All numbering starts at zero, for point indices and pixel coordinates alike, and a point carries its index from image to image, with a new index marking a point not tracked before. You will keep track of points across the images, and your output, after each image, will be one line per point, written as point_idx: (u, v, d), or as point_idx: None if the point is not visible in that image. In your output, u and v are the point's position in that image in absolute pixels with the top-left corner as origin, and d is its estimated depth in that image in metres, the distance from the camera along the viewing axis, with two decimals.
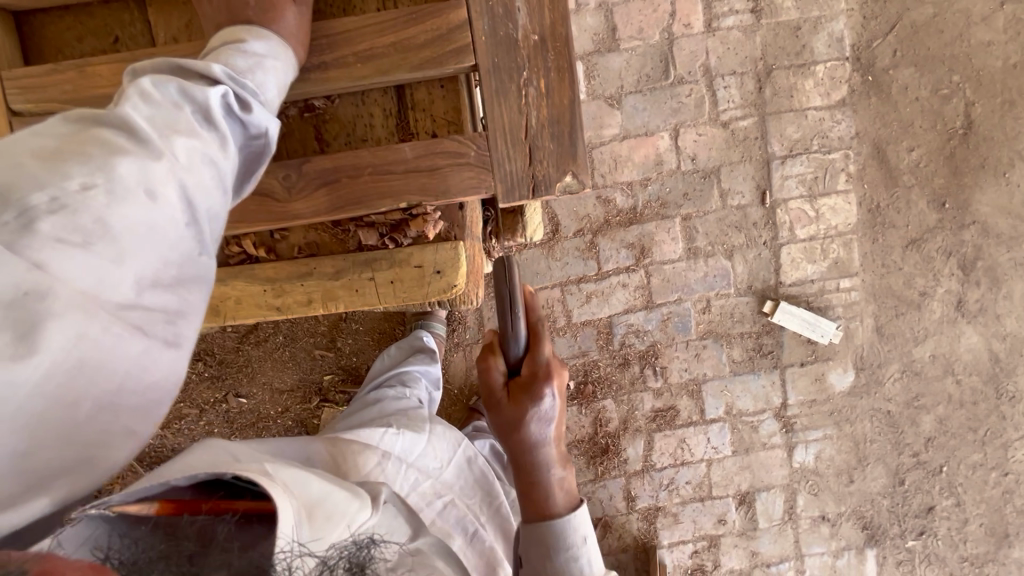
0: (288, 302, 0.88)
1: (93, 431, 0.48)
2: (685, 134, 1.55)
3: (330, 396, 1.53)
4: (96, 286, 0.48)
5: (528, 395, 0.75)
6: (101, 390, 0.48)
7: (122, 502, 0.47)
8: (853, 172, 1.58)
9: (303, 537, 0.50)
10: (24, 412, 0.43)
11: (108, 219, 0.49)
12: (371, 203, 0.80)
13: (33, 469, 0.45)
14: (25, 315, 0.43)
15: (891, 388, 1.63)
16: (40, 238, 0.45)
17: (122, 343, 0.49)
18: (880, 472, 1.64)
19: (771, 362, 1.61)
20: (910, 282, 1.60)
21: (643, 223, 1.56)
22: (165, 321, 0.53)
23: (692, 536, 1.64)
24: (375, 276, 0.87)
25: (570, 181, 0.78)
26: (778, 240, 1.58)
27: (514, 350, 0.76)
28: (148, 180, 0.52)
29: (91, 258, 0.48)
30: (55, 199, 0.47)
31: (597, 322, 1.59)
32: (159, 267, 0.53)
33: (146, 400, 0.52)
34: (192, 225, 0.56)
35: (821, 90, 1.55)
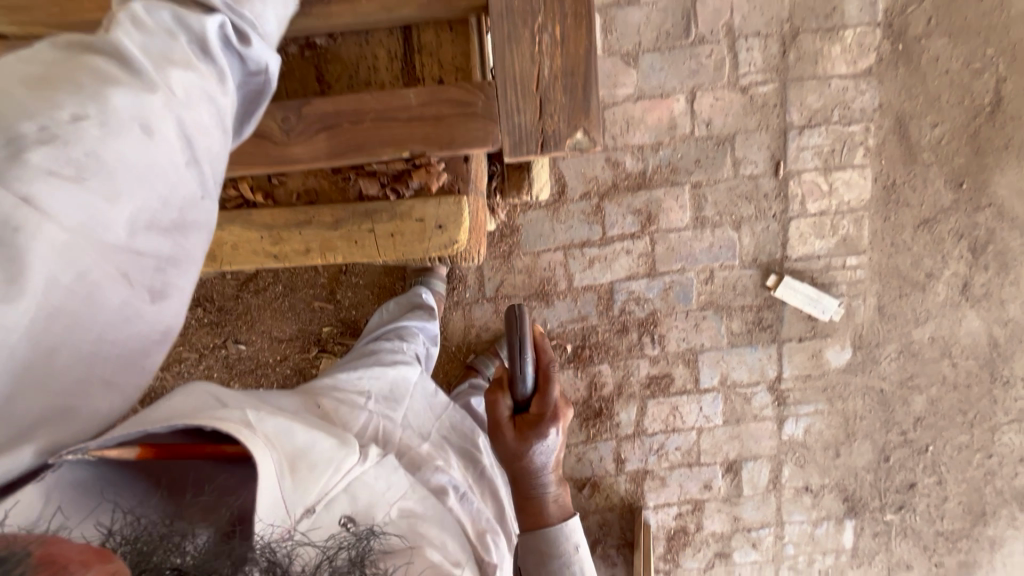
0: (286, 251, 0.87)
1: (70, 381, 0.47)
2: (701, 97, 1.49)
3: (328, 347, 1.53)
4: (86, 223, 0.46)
5: (534, 432, 0.86)
6: (82, 337, 0.47)
7: (102, 448, 0.49)
8: (872, 147, 1.52)
9: (286, 490, 0.56)
10: (12, 353, 0.43)
11: (102, 154, 0.47)
12: (374, 150, 0.77)
13: (15, 415, 0.44)
14: (10, 252, 0.42)
15: (886, 368, 1.63)
16: (29, 169, 0.43)
17: (103, 291, 0.47)
18: (867, 448, 1.67)
19: (769, 336, 1.61)
20: (917, 263, 1.58)
21: (652, 189, 1.53)
22: (153, 268, 0.51)
23: (677, 499, 1.69)
24: (375, 227, 0.85)
25: (581, 138, 0.75)
26: (788, 214, 1.54)
27: (522, 389, 0.87)
28: (144, 115, 0.50)
29: (82, 195, 0.46)
30: (46, 130, 0.45)
31: (598, 288, 1.58)
32: (157, 207, 0.51)
33: (133, 349, 0.51)
34: (192, 167, 0.54)
35: (847, 58, 1.49)
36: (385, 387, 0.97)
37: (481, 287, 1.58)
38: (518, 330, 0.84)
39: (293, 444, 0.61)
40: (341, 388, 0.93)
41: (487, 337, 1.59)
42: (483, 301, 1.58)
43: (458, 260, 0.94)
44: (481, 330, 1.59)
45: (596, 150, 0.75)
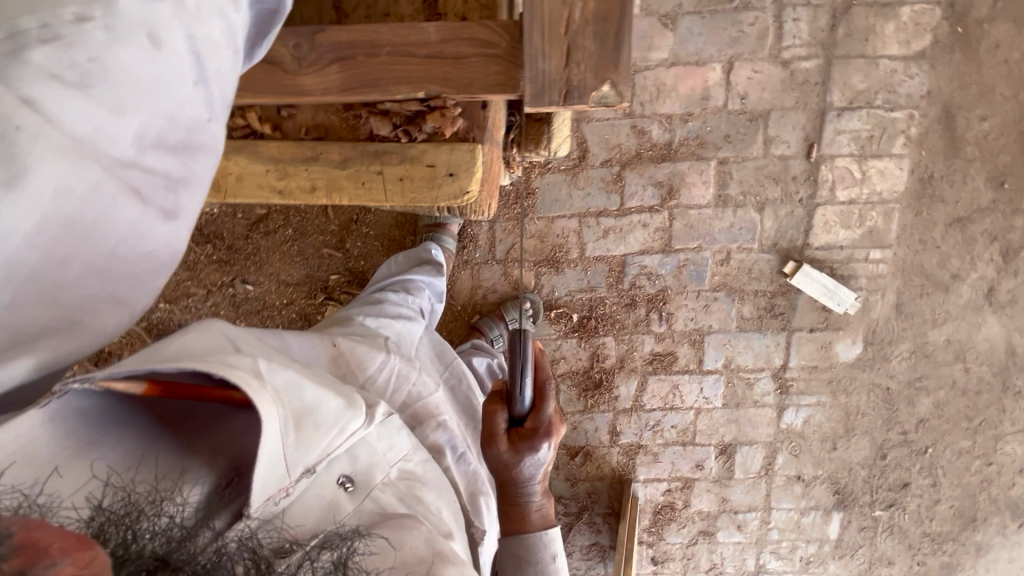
0: (291, 187, 0.84)
1: (76, 298, 0.44)
2: (739, 68, 1.42)
3: (334, 295, 1.54)
4: (93, 134, 0.42)
5: (528, 447, 0.77)
6: (91, 253, 0.44)
7: (108, 379, 0.47)
8: (914, 136, 1.45)
9: (287, 449, 0.53)
10: (17, 266, 0.40)
11: (109, 61, 0.42)
12: (386, 88, 0.74)
13: (17, 329, 0.41)
14: (8, 158, 0.37)
15: (895, 366, 1.60)
16: (30, 70, 0.38)
17: (114, 208, 0.44)
18: (864, 444, 1.66)
19: (780, 324, 1.58)
20: (944, 262, 1.52)
21: (676, 161, 1.47)
22: (165, 188, 0.48)
23: (667, 475, 1.70)
24: (383, 170, 0.82)
25: (607, 92, 0.69)
26: (815, 199, 1.49)
27: (519, 403, 0.78)
28: (152, 22, 0.44)
29: (85, 104, 0.41)
30: (47, 27, 0.39)
31: (610, 259, 1.55)
32: (167, 124, 0.46)
33: (141, 270, 0.48)
34: (201, 86, 0.49)
35: (901, 37, 1.39)
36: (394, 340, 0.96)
37: (491, 248, 1.56)
38: (518, 349, 0.74)
39: (303, 399, 0.57)
40: (352, 333, 0.93)
41: (493, 299, 1.58)
42: (492, 263, 1.56)
43: (467, 212, 0.92)
44: (488, 292, 1.57)
45: (622, 106, 0.70)
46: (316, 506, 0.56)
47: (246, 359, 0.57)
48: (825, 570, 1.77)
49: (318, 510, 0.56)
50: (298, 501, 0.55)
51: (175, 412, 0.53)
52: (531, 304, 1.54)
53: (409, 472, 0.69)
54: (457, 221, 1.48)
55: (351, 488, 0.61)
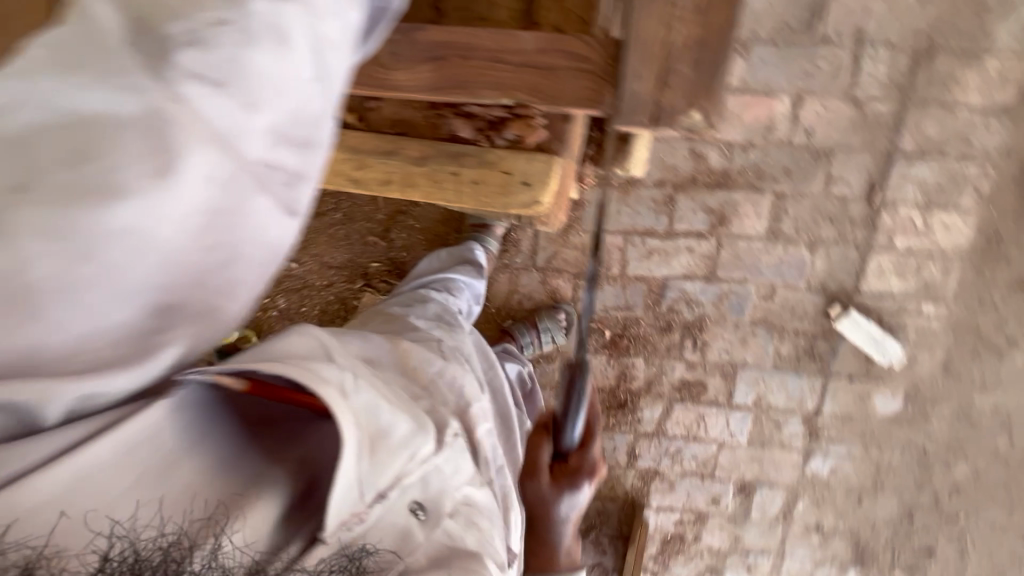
0: (368, 177, 0.87)
1: (211, 268, 0.52)
2: (808, 103, 1.38)
3: (373, 282, 1.56)
4: (231, 130, 0.50)
5: (570, 484, 0.81)
6: (226, 233, 0.52)
7: (216, 374, 0.56)
8: (985, 192, 1.39)
9: (363, 472, 0.56)
10: (170, 243, 0.49)
11: (243, 63, 0.49)
12: (476, 92, 0.75)
13: (169, 301, 0.51)
14: (166, 147, 0.47)
15: (935, 427, 1.54)
16: (177, 70, 0.46)
17: (244, 197, 0.52)
18: (891, 502, 1.60)
19: (818, 368, 1.53)
20: (1000, 326, 1.46)
21: (731, 190, 1.45)
22: (286, 184, 0.55)
23: (681, 505, 1.67)
24: (459, 171, 0.83)
25: (696, 119, 0.70)
26: (871, 245, 1.44)
27: (567, 442, 0.80)
28: (279, 24, 0.50)
29: (226, 103, 0.48)
30: (192, 32, 0.47)
31: (650, 281, 1.53)
32: (293, 124, 0.53)
33: (261, 252, 0.55)
34: (320, 83, 0.55)
35: (984, 88, 1.34)
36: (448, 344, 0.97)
37: (532, 255, 1.55)
38: (574, 391, 0.74)
39: (378, 421, 0.59)
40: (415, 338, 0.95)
41: (528, 306, 1.57)
42: (532, 270, 1.56)
43: (535, 223, 0.91)
44: (524, 298, 1.57)
45: (709, 132, 0.71)
46: (391, 532, 0.58)
47: (333, 374, 0.59)
48: None
49: (393, 532, 0.58)
50: (374, 525, 0.57)
51: (268, 416, 0.61)
52: (565, 314, 1.55)
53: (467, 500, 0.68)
54: (503, 223, 1.47)
55: (423, 516, 0.61)
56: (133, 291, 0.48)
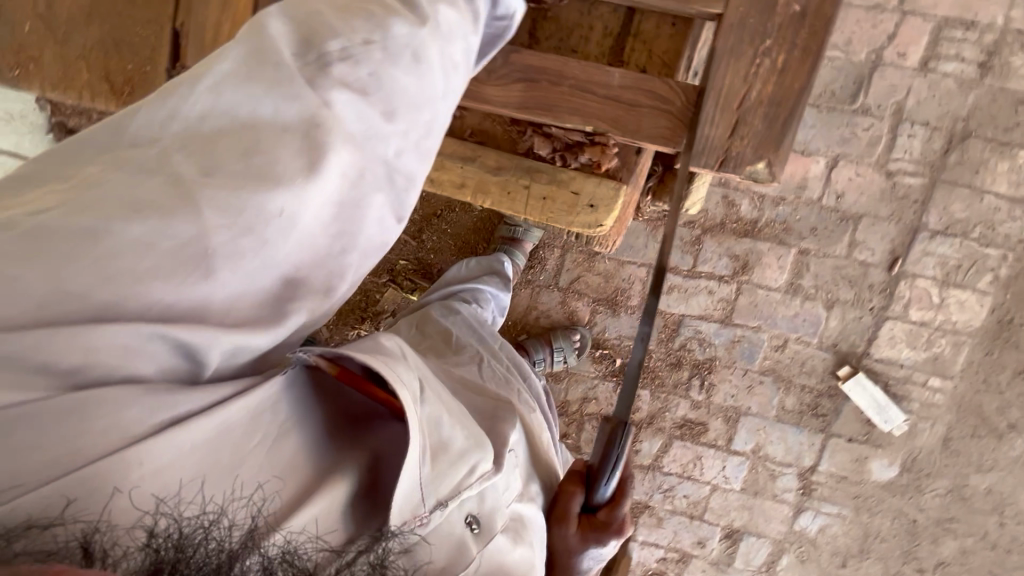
0: (442, 179, 0.91)
1: (334, 251, 0.57)
2: (842, 168, 1.44)
3: (398, 279, 1.59)
4: (368, 132, 0.57)
5: (597, 539, 0.75)
6: (353, 219, 0.57)
7: (317, 356, 0.56)
8: (1003, 277, 1.43)
9: (424, 477, 0.56)
10: (308, 223, 0.54)
11: (382, 77, 0.57)
12: (560, 116, 0.80)
13: (298, 275, 0.55)
14: (317, 141, 0.54)
15: (927, 500, 1.55)
16: (330, 80, 0.55)
17: (372, 190, 0.58)
18: (875, 570, 1.60)
19: (819, 425, 1.55)
20: (1003, 409, 1.48)
21: (757, 240, 1.49)
22: (405, 183, 0.61)
23: (666, 543, 1.68)
24: (530, 185, 0.87)
25: (760, 169, 0.74)
26: (886, 312, 1.48)
27: (600, 492, 0.75)
28: (415, 45, 0.60)
29: (367, 108, 0.57)
30: (346, 50, 0.56)
31: (667, 316, 1.57)
32: (417, 133, 0.61)
33: (374, 243, 0.61)
34: (443, 99, 0.63)
35: (1012, 178, 1.39)
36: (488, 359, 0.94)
37: (556, 275, 1.59)
38: (617, 444, 0.70)
39: (440, 432, 0.60)
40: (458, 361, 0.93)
41: (545, 324, 1.61)
42: (554, 289, 1.60)
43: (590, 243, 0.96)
44: (542, 315, 1.61)
45: (771, 183, 0.75)
46: (448, 541, 0.58)
47: (408, 374, 0.60)
48: None
49: (448, 544, 0.58)
50: (432, 531, 0.57)
51: (352, 410, 0.62)
52: (579, 337, 1.57)
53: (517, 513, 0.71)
54: (532, 240, 1.51)
55: (477, 530, 0.62)
56: (274, 263, 0.53)
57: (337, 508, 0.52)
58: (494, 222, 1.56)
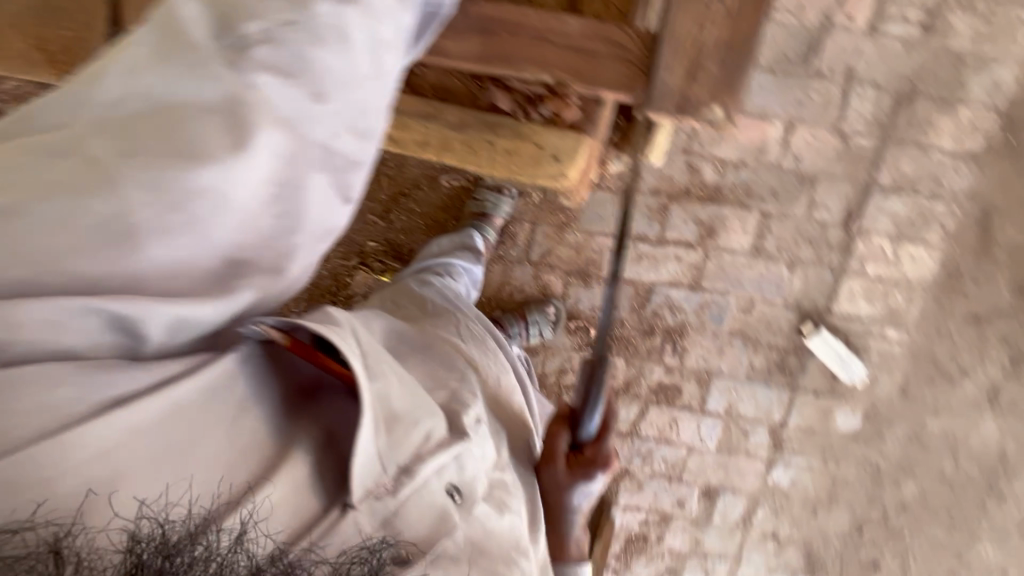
0: (407, 138, 0.91)
1: (270, 225, 0.63)
2: (799, 131, 1.48)
3: (368, 262, 1.57)
4: (295, 115, 0.63)
5: (585, 473, 0.80)
6: (290, 196, 0.63)
7: (268, 326, 0.62)
8: (950, 229, 1.50)
9: (381, 450, 0.60)
10: (243, 195, 0.60)
11: (308, 58, 0.63)
12: (520, 68, 0.80)
13: (238, 244, 0.61)
14: (243, 121, 0.59)
15: (889, 446, 1.63)
16: (252, 62, 0.61)
17: (305, 167, 0.64)
18: (844, 515, 1.69)
19: (787, 381, 1.61)
20: (954, 355, 1.56)
21: (721, 205, 1.53)
22: (340, 161, 0.67)
23: (647, 506, 1.72)
24: (494, 140, 0.88)
25: (716, 113, 0.76)
26: (844, 269, 1.54)
27: (585, 430, 0.80)
28: (339, 27, 0.64)
29: (298, 92, 0.62)
30: (268, 34, 0.62)
31: (638, 284, 1.59)
32: (351, 115, 0.67)
33: (323, 220, 0.67)
34: (373, 81, 0.68)
35: (956, 134, 1.46)
36: (466, 322, 0.95)
37: (527, 250, 1.60)
38: (597, 382, 0.74)
39: (390, 406, 0.62)
40: (433, 327, 0.91)
41: (519, 299, 1.62)
42: (525, 264, 1.60)
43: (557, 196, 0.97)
44: (515, 291, 1.61)
45: (727, 130, 0.77)
46: (428, 513, 0.61)
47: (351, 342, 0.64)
48: None
49: (432, 515, 0.61)
50: (410, 501, 0.61)
51: (305, 386, 0.67)
52: (553, 309, 1.59)
53: (497, 481, 0.72)
54: (503, 215, 1.53)
55: (459, 499, 0.64)
56: (216, 233, 0.59)
57: (301, 482, 0.59)
58: (463, 199, 1.56)
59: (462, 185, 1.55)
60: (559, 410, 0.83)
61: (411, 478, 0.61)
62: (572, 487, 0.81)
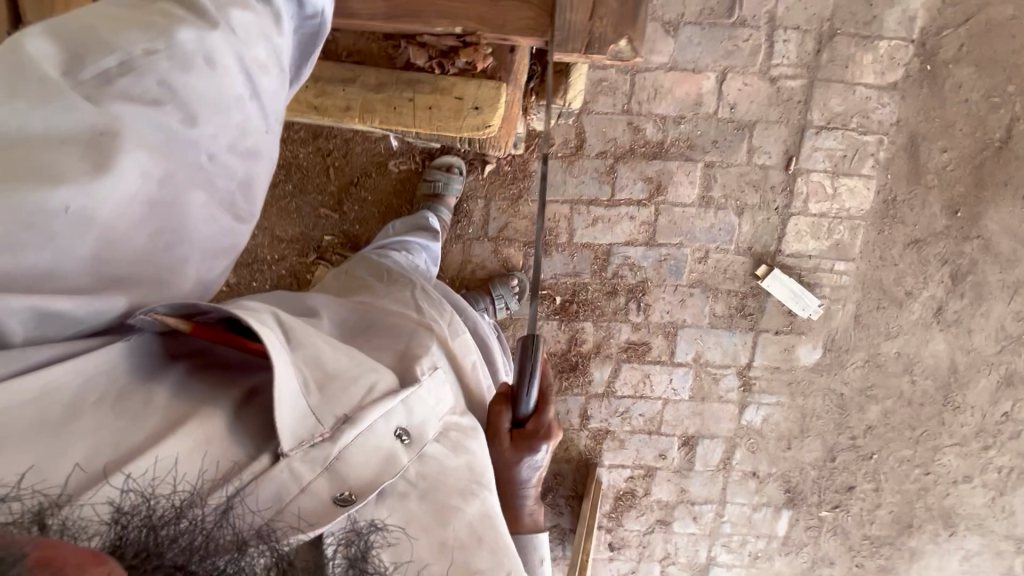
0: (327, 104, 0.91)
1: (145, 259, 0.54)
2: (731, 80, 1.53)
3: (327, 256, 1.57)
4: (166, 142, 0.52)
5: (528, 445, 0.78)
6: (172, 226, 0.55)
7: (161, 313, 0.53)
8: (882, 160, 1.57)
9: (313, 405, 0.57)
10: (108, 230, 0.50)
11: (173, 84, 0.52)
12: (427, 21, 0.80)
13: (112, 279, 0.52)
14: (104, 155, 0.49)
15: (850, 373, 1.71)
16: (111, 93, 0.50)
17: (187, 197, 0.55)
18: (816, 445, 1.76)
19: (748, 324, 1.67)
20: (900, 279, 1.64)
21: (666, 160, 1.57)
22: (229, 185, 0.59)
23: (631, 462, 1.77)
24: (414, 97, 0.88)
25: (623, 47, 0.78)
26: (789, 209, 1.60)
27: (523, 403, 0.78)
28: (206, 49, 0.54)
29: (163, 119, 0.52)
30: (123, 63, 0.51)
31: (596, 247, 1.62)
32: (232, 138, 0.57)
33: (214, 246, 0.60)
34: (256, 103, 0.59)
35: (877, 68, 1.52)
36: (423, 290, 0.96)
37: (484, 226, 1.61)
38: (530, 353, 0.72)
39: (324, 367, 0.62)
40: (389, 295, 0.93)
41: (482, 275, 1.63)
42: (484, 240, 1.62)
43: (486, 148, 0.99)
44: (477, 268, 1.63)
45: (634, 62, 0.79)
46: (376, 455, 0.58)
47: (264, 321, 0.61)
48: (771, 565, 1.85)
49: (377, 460, 0.58)
50: (356, 449, 0.57)
51: (222, 362, 0.60)
52: (517, 281, 1.61)
53: (454, 424, 0.72)
54: (456, 193, 1.54)
55: (408, 440, 0.63)
56: (84, 268, 0.50)
57: (219, 437, 0.52)
58: (414, 183, 1.57)
59: (411, 169, 1.56)
60: (502, 388, 0.81)
61: (353, 424, 0.58)
62: (517, 463, 0.79)
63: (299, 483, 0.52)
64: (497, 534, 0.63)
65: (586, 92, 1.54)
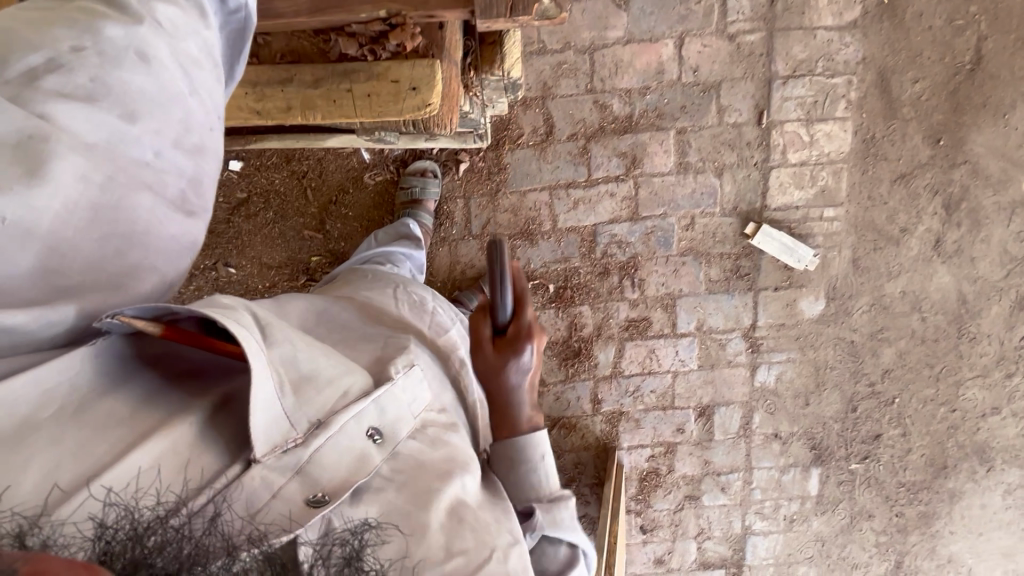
0: (269, 107, 0.92)
1: (97, 261, 0.53)
2: (690, 43, 1.53)
3: (316, 276, 1.58)
4: (105, 138, 0.53)
5: (511, 350, 0.77)
6: (118, 226, 0.54)
7: (133, 316, 0.50)
8: (854, 100, 1.56)
9: (288, 408, 0.54)
10: (52, 232, 0.49)
11: (105, 79, 0.53)
12: (353, 8, 0.82)
13: (66, 286, 0.51)
14: (38, 153, 0.49)
15: (858, 319, 1.68)
16: (42, 92, 0.50)
17: (132, 196, 0.54)
18: (835, 398, 1.73)
19: (746, 285, 1.65)
20: (892, 217, 1.62)
21: (638, 132, 1.56)
22: (176, 181, 0.59)
23: (651, 441, 1.75)
24: (352, 87, 0.89)
25: (548, 7, 0.80)
26: (769, 163, 1.58)
27: (500, 310, 0.78)
28: (136, 43, 0.56)
29: (99, 115, 0.52)
30: (52, 60, 0.52)
31: (581, 230, 1.62)
32: (174, 133, 0.58)
33: (169, 247, 0.59)
34: (194, 96, 0.60)
35: (834, 10, 1.52)
36: (403, 288, 1.00)
37: (467, 225, 1.62)
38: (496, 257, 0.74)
39: (298, 368, 0.58)
40: (370, 291, 0.97)
41: (472, 274, 1.63)
42: (469, 238, 1.62)
43: (432, 129, 0.98)
44: (466, 267, 1.63)
45: (562, 17, 0.81)
46: (349, 458, 0.56)
47: (240, 317, 0.57)
48: (808, 527, 1.81)
49: (352, 460, 0.56)
50: (331, 449, 0.55)
51: (194, 368, 0.57)
52: None
53: (431, 420, 0.70)
54: (434, 197, 1.55)
55: (380, 440, 0.60)
56: (30, 274, 0.48)
57: (189, 445, 0.50)
58: (392, 192, 1.58)
59: (387, 179, 1.57)
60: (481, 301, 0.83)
61: (325, 429, 0.55)
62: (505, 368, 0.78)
63: (270, 490, 0.51)
64: (479, 517, 0.62)
65: (548, 77, 1.55)
